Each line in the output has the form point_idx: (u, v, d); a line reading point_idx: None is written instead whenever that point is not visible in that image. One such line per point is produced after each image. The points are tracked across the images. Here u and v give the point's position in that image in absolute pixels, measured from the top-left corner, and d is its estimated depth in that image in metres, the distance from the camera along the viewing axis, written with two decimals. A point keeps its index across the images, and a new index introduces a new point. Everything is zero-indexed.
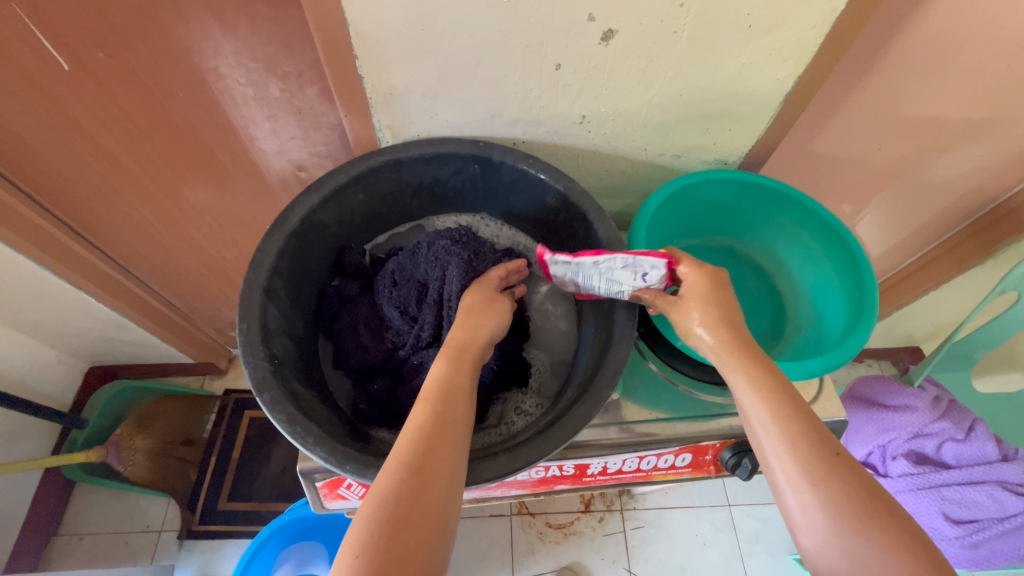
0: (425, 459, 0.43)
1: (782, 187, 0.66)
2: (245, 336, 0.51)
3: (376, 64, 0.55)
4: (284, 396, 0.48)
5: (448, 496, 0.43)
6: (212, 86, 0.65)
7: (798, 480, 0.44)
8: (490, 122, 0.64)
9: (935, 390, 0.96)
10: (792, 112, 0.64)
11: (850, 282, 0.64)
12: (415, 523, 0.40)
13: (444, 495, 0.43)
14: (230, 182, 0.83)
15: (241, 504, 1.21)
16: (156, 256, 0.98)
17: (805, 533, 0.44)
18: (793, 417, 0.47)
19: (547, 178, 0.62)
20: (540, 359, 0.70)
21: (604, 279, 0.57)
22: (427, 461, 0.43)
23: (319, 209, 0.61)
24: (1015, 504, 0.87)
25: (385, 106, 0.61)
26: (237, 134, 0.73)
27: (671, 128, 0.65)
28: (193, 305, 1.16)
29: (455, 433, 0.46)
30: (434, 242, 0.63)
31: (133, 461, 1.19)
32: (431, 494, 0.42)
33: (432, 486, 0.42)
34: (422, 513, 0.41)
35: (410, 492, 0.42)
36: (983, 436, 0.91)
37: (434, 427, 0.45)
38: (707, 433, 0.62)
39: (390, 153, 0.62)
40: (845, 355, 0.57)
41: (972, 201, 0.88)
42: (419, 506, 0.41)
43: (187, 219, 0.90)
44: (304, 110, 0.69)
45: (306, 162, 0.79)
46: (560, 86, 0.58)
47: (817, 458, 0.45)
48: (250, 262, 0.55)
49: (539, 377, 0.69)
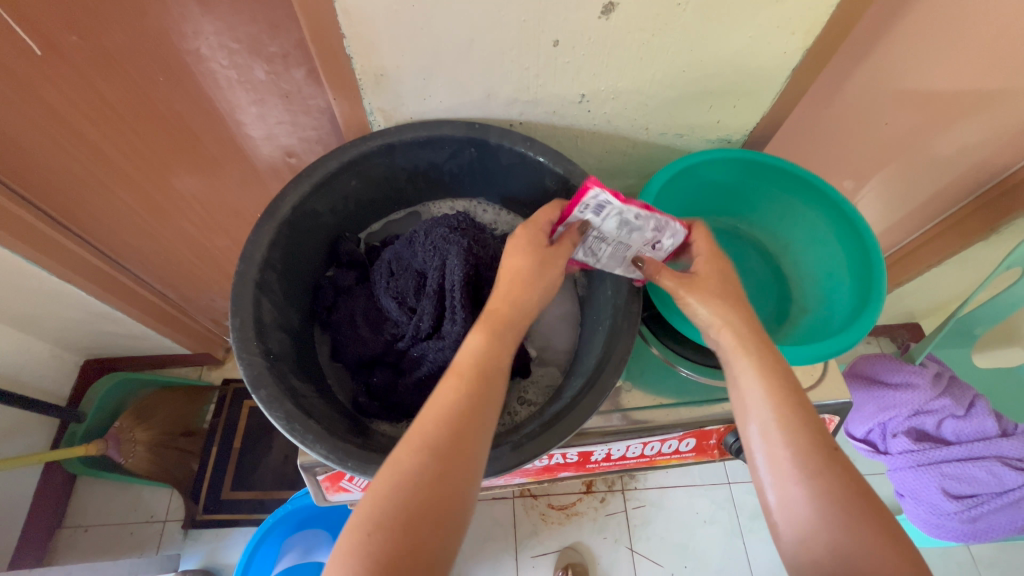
0: (452, 449, 0.42)
1: (787, 165, 0.64)
2: (238, 332, 0.49)
3: (365, 42, 0.52)
4: (281, 394, 0.47)
5: (468, 490, 0.42)
6: (194, 69, 0.63)
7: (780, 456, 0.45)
8: (486, 103, 0.61)
9: (936, 366, 0.96)
10: (799, 87, 0.61)
11: (857, 262, 0.63)
12: (430, 512, 0.40)
13: (464, 488, 0.41)
14: (218, 170, 0.81)
15: (245, 493, 1.22)
16: (147, 247, 0.96)
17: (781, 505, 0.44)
18: (788, 402, 0.46)
19: (546, 161, 0.60)
20: (542, 351, 0.69)
21: (620, 235, 0.53)
22: (452, 452, 0.42)
23: (311, 198, 0.58)
24: (1014, 478, 0.87)
25: (376, 88, 0.58)
26: (223, 120, 0.71)
27: (673, 106, 0.63)
28: (186, 295, 1.14)
29: (485, 421, 0.44)
30: (431, 230, 0.61)
31: (133, 453, 1.20)
32: (449, 485, 0.41)
33: (452, 477, 0.41)
34: (437, 502, 0.40)
35: (427, 480, 0.41)
36: (984, 412, 0.91)
37: (465, 415, 0.44)
38: (711, 418, 0.62)
39: (382, 138, 0.60)
40: (853, 339, 0.56)
41: (976, 176, 0.87)
42: (435, 496, 0.40)
43: (176, 209, 0.88)
44: (291, 93, 0.66)
45: (296, 148, 0.76)
46: (559, 64, 0.56)
47: (806, 441, 0.44)
48: (241, 255, 0.52)
49: (542, 369, 0.68)
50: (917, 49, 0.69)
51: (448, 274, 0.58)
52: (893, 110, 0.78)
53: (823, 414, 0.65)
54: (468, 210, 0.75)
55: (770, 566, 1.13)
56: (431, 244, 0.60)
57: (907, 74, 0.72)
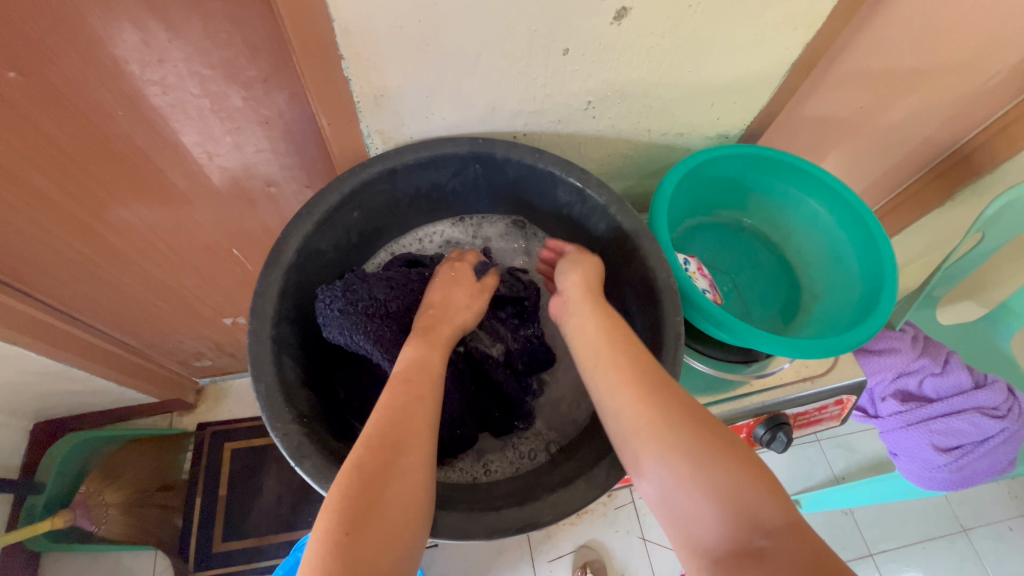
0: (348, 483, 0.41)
1: (789, 158, 0.65)
2: (265, 403, 0.45)
3: (364, 62, 0.48)
4: (327, 462, 0.44)
5: (390, 532, 0.39)
6: (158, 100, 0.55)
7: (741, 468, 0.41)
8: (490, 116, 0.58)
9: (913, 330, 0.98)
10: (796, 81, 0.62)
11: (865, 247, 0.65)
12: (334, 535, 0.38)
13: (384, 545, 0.39)
14: (184, 207, 0.73)
15: (238, 542, 1.13)
16: (102, 294, 0.86)
17: (696, 521, 0.41)
18: (751, 456, 0.43)
19: (558, 172, 0.58)
20: (550, 408, 0.69)
21: None
22: (368, 488, 0.41)
23: (315, 235, 0.54)
24: (993, 425, 0.89)
25: (375, 109, 0.54)
26: (192, 153, 0.63)
27: (675, 107, 0.62)
28: (148, 340, 1.04)
29: (392, 474, 0.42)
30: (390, 265, 0.66)
31: (105, 518, 1.10)
32: (339, 507, 0.39)
33: (343, 510, 0.39)
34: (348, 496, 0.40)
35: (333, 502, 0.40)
36: (958, 367, 0.92)
37: (370, 458, 0.42)
38: (741, 412, 0.65)
39: (383, 162, 0.55)
40: (870, 331, 0.57)
41: (935, 148, 0.91)
42: (330, 524, 0.39)
43: (137, 252, 0.79)
44: (271, 119, 0.60)
45: (276, 177, 0.70)
46: (567, 72, 0.54)
47: None
48: (251, 311, 0.48)
49: (542, 427, 0.68)
50: (893, 34, 0.70)
51: (378, 342, 0.54)
52: (869, 92, 0.79)
53: (840, 394, 0.68)
54: (481, 236, 0.74)
55: None
56: (339, 329, 0.54)
57: (883, 56, 0.73)
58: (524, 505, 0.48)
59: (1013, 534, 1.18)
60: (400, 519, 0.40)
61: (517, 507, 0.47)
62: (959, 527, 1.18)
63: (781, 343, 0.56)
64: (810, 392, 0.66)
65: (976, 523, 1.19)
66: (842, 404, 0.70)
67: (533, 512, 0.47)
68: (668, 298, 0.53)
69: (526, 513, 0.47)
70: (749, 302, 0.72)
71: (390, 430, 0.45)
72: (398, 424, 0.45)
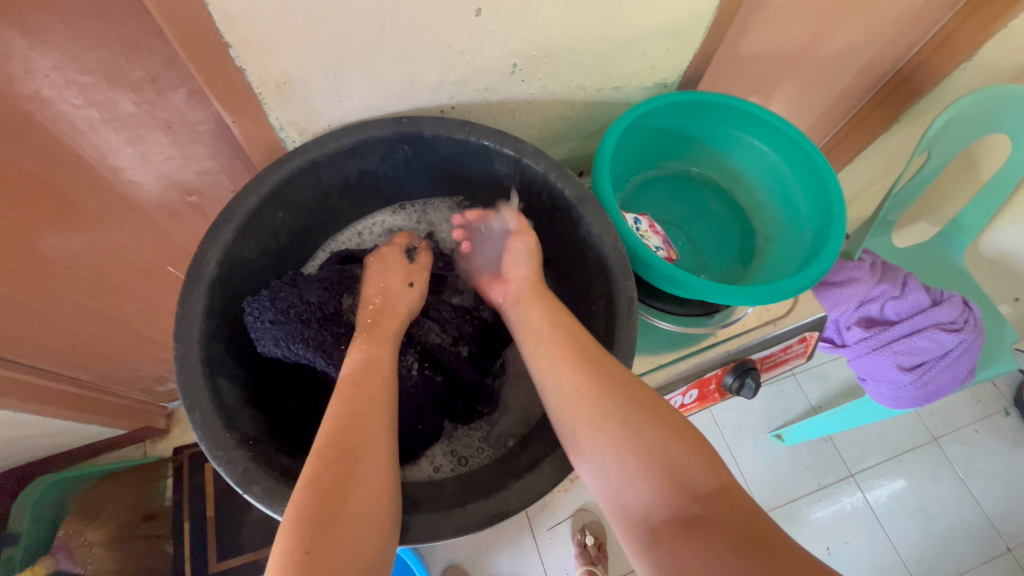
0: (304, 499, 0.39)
1: (728, 100, 0.64)
2: (203, 431, 0.42)
3: (256, 47, 0.44)
4: (279, 483, 0.42)
5: (354, 540, 0.38)
6: (40, 118, 0.50)
7: None
8: (411, 92, 0.54)
9: (871, 257, 0.99)
10: (726, 18, 0.60)
11: (812, 182, 0.65)
12: (294, 556, 0.36)
13: (349, 554, 0.37)
14: (103, 229, 0.67)
15: (234, 559, 1.10)
16: (38, 335, 0.80)
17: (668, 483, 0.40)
18: None
19: (492, 144, 0.55)
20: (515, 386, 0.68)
21: None
22: (326, 500, 0.39)
23: (238, 243, 0.50)
24: (951, 339, 0.91)
25: (281, 98, 0.50)
26: (96, 170, 0.58)
27: (607, 59, 0.59)
28: (100, 373, 0.99)
29: (351, 481, 0.41)
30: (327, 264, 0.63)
31: (90, 558, 1.04)
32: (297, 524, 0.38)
33: (302, 527, 0.38)
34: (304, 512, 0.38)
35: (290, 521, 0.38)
36: (916, 288, 0.95)
37: (326, 468, 0.41)
38: (708, 364, 0.65)
39: (302, 156, 0.51)
40: (823, 268, 0.57)
41: (876, 73, 0.91)
42: (289, 545, 0.37)
43: (67, 285, 0.73)
44: (173, 123, 0.55)
45: (195, 183, 0.65)
46: (483, 34, 0.50)
47: None
48: (175, 335, 0.44)
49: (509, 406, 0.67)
50: None
51: (319, 347, 0.52)
52: None
53: (802, 332, 0.68)
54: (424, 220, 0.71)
55: (760, 468, 1.20)
56: (273, 342, 0.51)
57: None
58: (490, 496, 0.47)
59: (978, 436, 1.24)
60: (364, 526, 0.39)
61: (485, 498, 0.47)
62: (930, 437, 1.24)
63: (736, 291, 0.55)
64: (773, 335, 0.66)
65: (944, 430, 1.24)
66: (806, 341, 0.71)
67: (501, 501, 0.46)
68: (618, 261, 0.52)
69: (495, 502, 0.46)
70: (704, 252, 0.71)
71: (343, 438, 0.43)
72: (350, 431, 0.44)
